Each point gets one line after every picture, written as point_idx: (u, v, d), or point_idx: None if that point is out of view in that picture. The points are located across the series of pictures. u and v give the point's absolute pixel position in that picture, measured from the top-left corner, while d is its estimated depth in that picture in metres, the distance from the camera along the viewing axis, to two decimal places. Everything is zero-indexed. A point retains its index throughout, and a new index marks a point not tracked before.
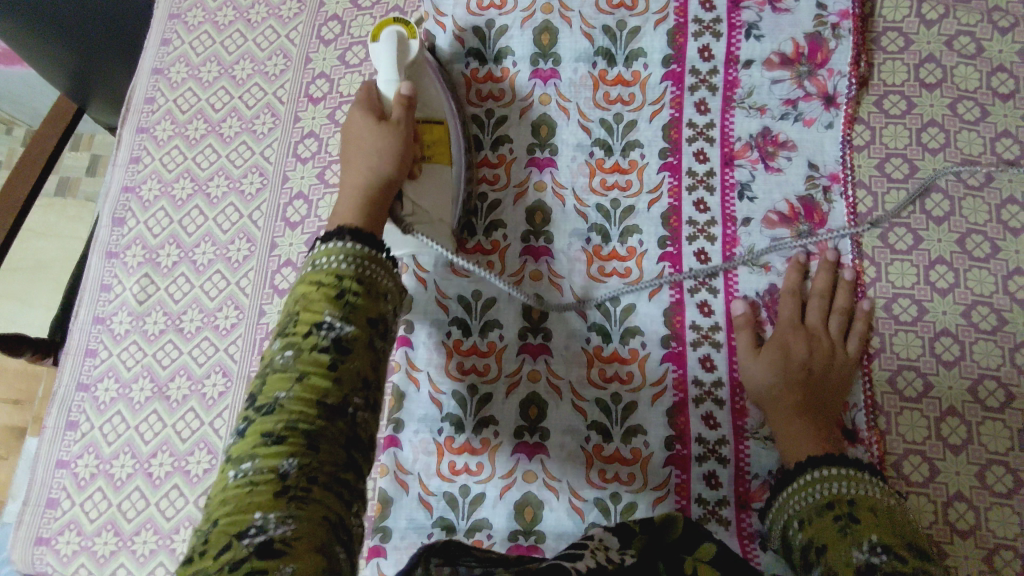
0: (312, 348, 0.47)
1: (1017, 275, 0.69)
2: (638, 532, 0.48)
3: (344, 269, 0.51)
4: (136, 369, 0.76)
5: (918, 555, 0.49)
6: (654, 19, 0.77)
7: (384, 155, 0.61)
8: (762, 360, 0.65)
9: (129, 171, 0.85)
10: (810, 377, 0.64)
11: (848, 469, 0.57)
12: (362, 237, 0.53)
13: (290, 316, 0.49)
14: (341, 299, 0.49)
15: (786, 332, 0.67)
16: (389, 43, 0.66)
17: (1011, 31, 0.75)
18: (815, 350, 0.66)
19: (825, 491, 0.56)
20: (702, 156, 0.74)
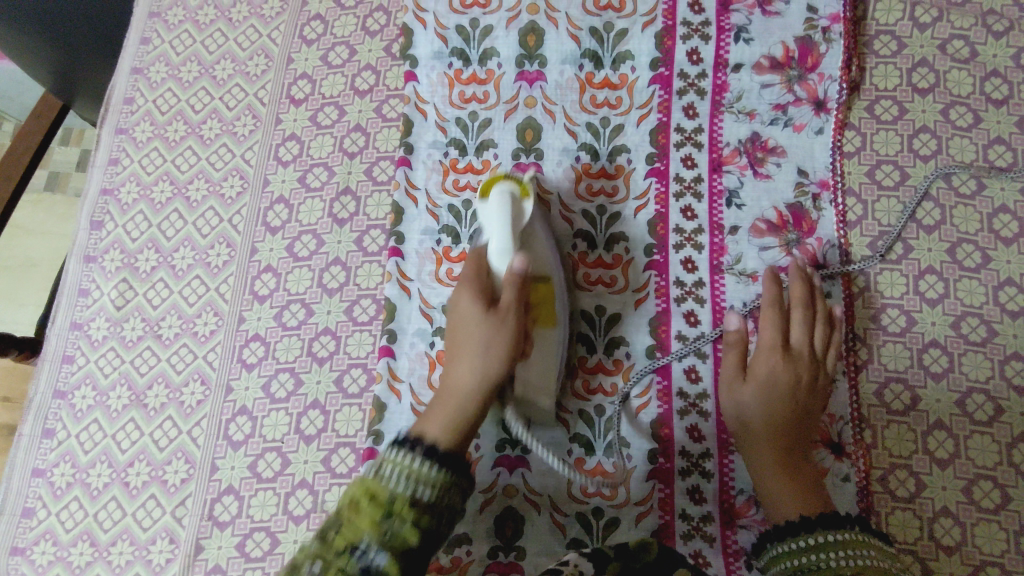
0: (339, 569, 0.46)
1: (1008, 285, 0.67)
2: (612, 559, 0.51)
3: (399, 490, 0.50)
4: (113, 376, 0.75)
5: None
6: (642, 21, 0.76)
7: (490, 351, 0.59)
8: (747, 393, 0.64)
9: (108, 172, 0.83)
10: (791, 410, 0.63)
11: (848, 534, 0.55)
12: (436, 456, 0.52)
13: (332, 522, 0.49)
14: (384, 527, 0.48)
15: (769, 360, 0.65)
16: (504, 205, 0.60)
17: (1005, 35, 0.73)
18: (795, 380, 0.64)
19: (823, 559, 0.54)
20: (690, 161, 0.73)
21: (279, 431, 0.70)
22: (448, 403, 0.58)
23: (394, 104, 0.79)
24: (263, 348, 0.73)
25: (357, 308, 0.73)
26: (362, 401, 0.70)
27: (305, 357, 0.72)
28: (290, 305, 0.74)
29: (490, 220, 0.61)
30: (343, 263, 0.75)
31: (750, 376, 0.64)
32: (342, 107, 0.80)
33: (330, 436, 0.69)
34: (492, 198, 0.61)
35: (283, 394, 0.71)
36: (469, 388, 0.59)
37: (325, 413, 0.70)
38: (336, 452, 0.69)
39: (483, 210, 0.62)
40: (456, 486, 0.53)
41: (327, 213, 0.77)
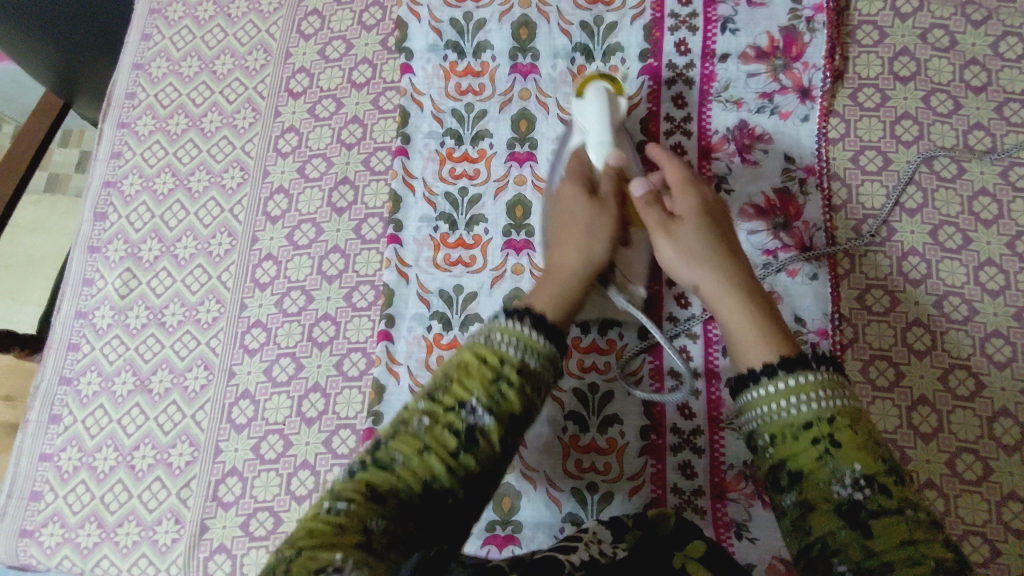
0: (447, 425, 0.48)
1: (988, 266, 0.70)
2: (631, 527, 0.47)
3: (510, 354, 0.52)
4: (118, 362, 0.77)
5: (897, 483, 0.45)
6: (631, 14, 0.78)
7: (594, 234, 0.62)
8: (685, 237, 0.61)
9: (111, 165, 0.85)
10: (727, 242, 0.61)
11: (823, 373, 0.49)
12: (545, 328, 0.55)
13: (440, 380, 0.51)
14: (495, 387, 0.50)
15: (690, 196, 0.63)
16: (604, 100, 0.64)
17: (983, 24, 0.76)
18: (716, 212, 0.63)
19: (801, 403, 0.48)
20: (679, 149, 0.75)
21: (281, 414, 0.72)
22: (555, 280, 0.61)
23: (391, 96, 0.81)
24: (265, 333, 0.75)
25: (356, 294, 0.75)
26: (361, 383, 0.72)
27: (305, 342, 0.74)
28: (291, 292, 0.76)
29: (588, 113, 0.65)
30: (342, 251, 0.77)
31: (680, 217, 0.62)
32: (340, 99, 0.82)
33: (331, 418, 0.71)
34: (590, 94, 0.65)
35: (284, 378, 0.73)
36: (574, 267, 0.61)
37: (326, 395, 0.72)
38: (337, 434, 0.71)
39: (581, 107, 0.66)
40: (558, 360, 0.55)
41: (326, 203, 0.78)
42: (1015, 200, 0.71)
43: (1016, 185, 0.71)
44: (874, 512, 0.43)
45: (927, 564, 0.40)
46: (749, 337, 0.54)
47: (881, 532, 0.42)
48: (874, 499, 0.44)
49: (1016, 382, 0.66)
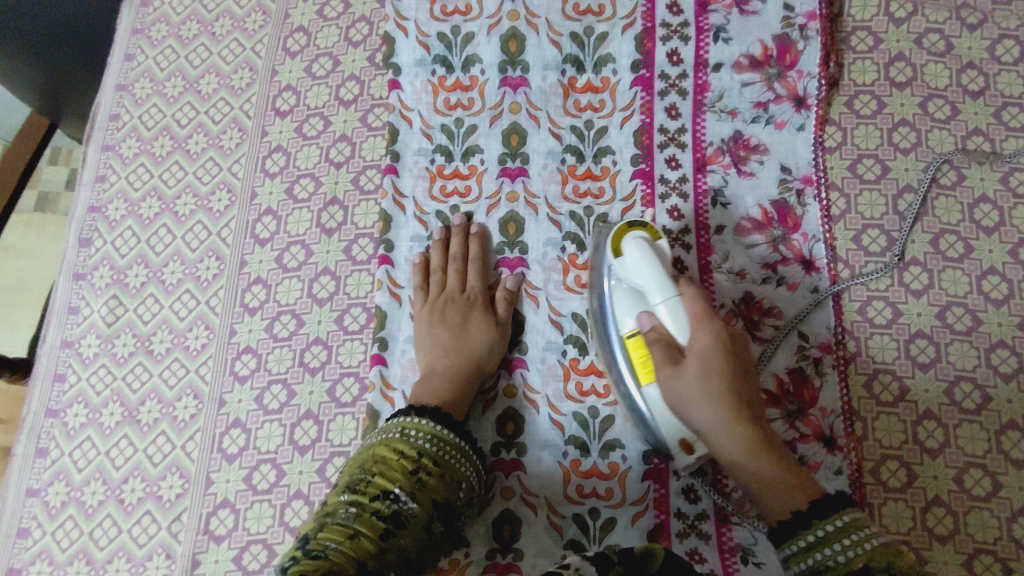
0: (374, 512, 0.51)
1: (990, 275, 0.68)
2: (616, 563, 0.45)
3: (426, 447, 0.58)
4: (105, 393, 0.75)
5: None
6: (622, 24, 0.77)
7: (493, 351, 0.69)
8: (694, 386, 0.56)
9: (95, 190, 0.83)
10: (739, 379, 0.57)
11: (846, 517, 0.51)
12: (450, 421, 0.61)
13: (361, 474, 0.54)
14: (415, 476, 0.55)
15: (705, 337, 0.57)
16: (645, 261, 0.59)
17: (979, 28, 0.75)
18: (731, 347, 0.57)
19: (835, 555, 0.50)
20: (674, 162, 0.73)
21: (273, 442, 0.70)
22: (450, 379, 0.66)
23: (379, 113, 0.80)
24: (255, 359, 0.73)
25: (347, 317, 0.73)
26: (355, 410, 0.70)
27: (297, 368, 0.72)
28: (281, 316, 0.74)
29: (631, 271, 0.60)
30: (333, 273, 0.75)
31: (690, 363, 0.57)
32: (328, 118, 0.80)
33: (325, 446, 0.69)
34: (627, 252, 0.60)
35: (276, 405, 0.71)
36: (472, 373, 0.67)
37: (319, 422, 0.70)
38: (331, 462, 0.69)
39: (620, 267, 0.61)
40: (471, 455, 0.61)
41: (316, 224, 0.77)
42: (1016, 206, 0.70)
43: (1017, 191, 0.70)
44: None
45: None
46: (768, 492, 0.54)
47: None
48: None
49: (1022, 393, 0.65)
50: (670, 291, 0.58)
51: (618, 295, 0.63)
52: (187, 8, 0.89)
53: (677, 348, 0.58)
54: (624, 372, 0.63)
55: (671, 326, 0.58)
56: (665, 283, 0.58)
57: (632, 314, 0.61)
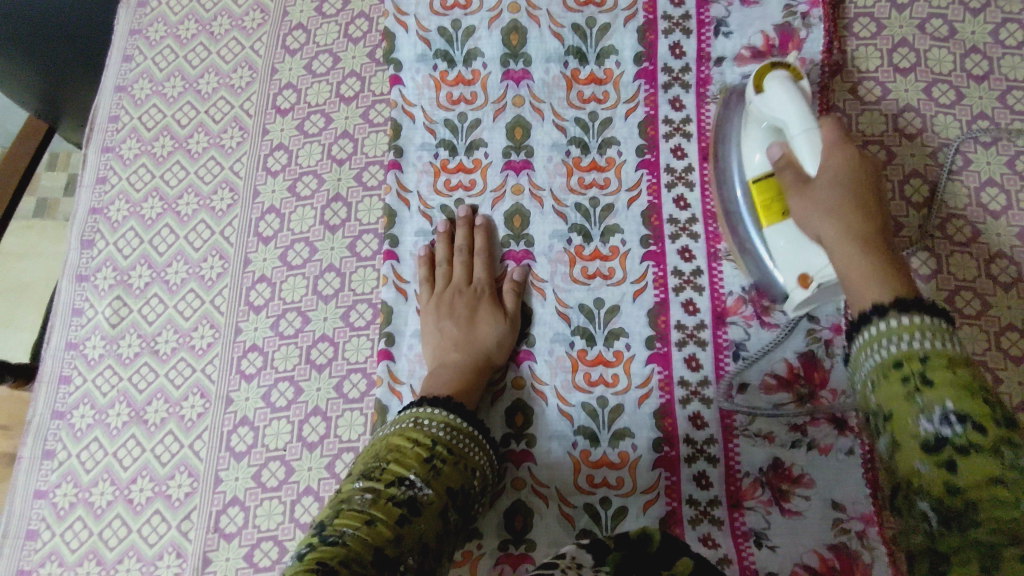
0: (390, 498, 0.51)
1: (999, 258, 0.68)
2: (613, 549, 0.43)
3: (439, 436, 0.58)
4: (111, 394, 0.75)
5: (1004, 423, 0.39)
6: (624, 16, 0.76)
7: (502, 348, 0.69)
8: (824, 190, 0.57)
9: (96, 192, 0.83)
10: (863, 199, 0.57)
11: (935, 322, 0.44)
12: (461, 410, 0.61)
13: (375, 464, 0.54)
14: (430, 463, 0.55)
15: (839, 152, 0.58)
16: (785, 90, 0.61)
17: (982, 12, 0.74)
18: (861, 173, 0.58)
19: (902, 343, 0.44)
20: (680, 152, 0.73)
21: (282, 440, 0.70)
22: (459, 375, 0.66)
23: (380, 109, 0.79)
24: (261, 358, 0.73)
25: (353, 313, 0.73)
26: (363, 405, 0.70)
27: (304, 365, 0.72)
28: (287, 313, 0.74)
29: (767, 101, 0.62)
30: (338, 269, 0.75)
31: (821, 173, 0.57)
32: (329, 114, 0.80)
33: (333, 442, 0.69)
34: (767, 87, 0.62)
35: (283, 403, 0.71)
36: (480, 369, 0.67)
37: (327, 419, 0.70)
38: (340, 458, 0.69)
39: (759, 103, 0.63)
40: (485, 444, 0.61)
41: (319, 221, 0.76)
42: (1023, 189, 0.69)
43: None
44: (962, 449, 0.38)
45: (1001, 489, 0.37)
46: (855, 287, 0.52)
47: (969, 472, 0.38)
48: (965, 439, 0.39)
49: None
50: (807, 118, 0.60)
51: (747, 139, 0.65)
52: (184, 8, 0.88)
53: (808, 165, 0.59)
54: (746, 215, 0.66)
55: (801, 151, 0.59)
56: (802, 111, 0.60)
57: (761, 148, 0.63)
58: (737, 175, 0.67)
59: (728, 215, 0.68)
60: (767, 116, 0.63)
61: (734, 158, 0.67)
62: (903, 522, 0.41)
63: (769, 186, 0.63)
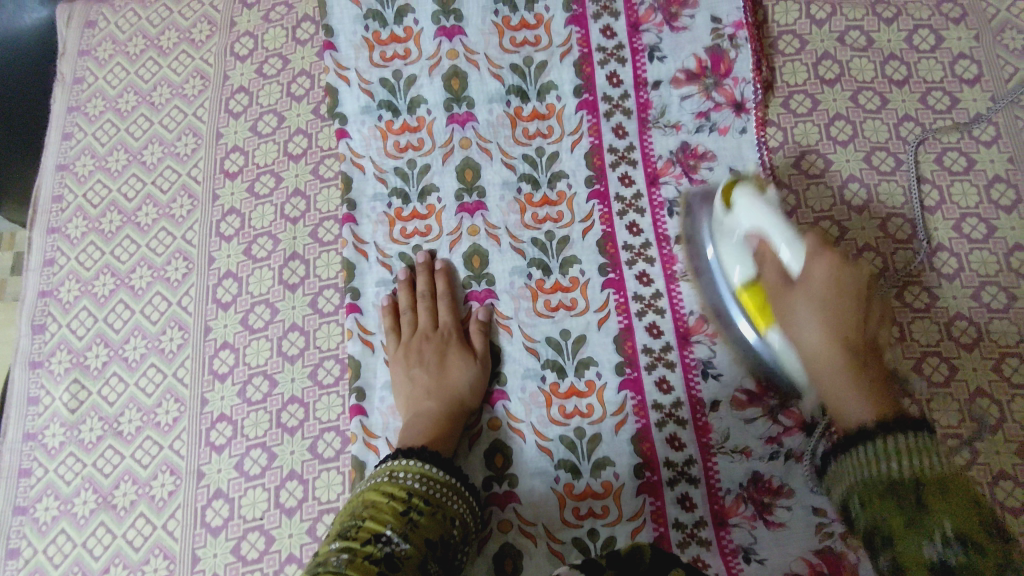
0: (367, 556, 0.50)
1: (940, 251, 0.71)
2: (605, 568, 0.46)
3: (415, 488, 0.57)
4: (76, 482, 0.72)
5: (997, 542, 0.41)
6: (559, 52, 0.78)
7: (476, 391, 0.68)
8: (797, 306, 0.56)
9: (44, 274, 0.81)
10: (852, 303, 0.54)
11: (914, 438, 0.46)
12: (438, 460, 0.60)
13: (350, 524, 0.53)
14: (406, 517, 0.54)
15: (820, 262, 0.55)
16: (750, 202, 0.63)
17: (895, 21, 0.79)
18: (852, 276, 0.55)
19: (890, 462, 0.46)
20: (628, 179, 0.75)
21: (259, 509, 0.68)
22: (433, 424, 0.65)
23: (330, 164, 0.80)
24: (231, 427, 0.71)
25: (320, 371, 0.72)
26: (339, 464, 0.69)
27: (275, 430, 0.71)
28: (253, 378, 0.73)
29: (735, 216, 0.64)
30: (301, 328, 0.74)
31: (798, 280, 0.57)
32: (278, 173, 0.80)
33: (312, 505, 0.68)
34: (736, 202, 0.64)
35: (257, 471, 0.69)
36: (454, 416, 0.67)
37: (303, 482, 0.69)
38: (320, 521, 0.67)
39: (729, 219, 0.65)
40: (464, 492, 0.61)
41: (278, 281, 0.76)
42: (954, 183, 0.73)
43: (953, 170, 0.73)
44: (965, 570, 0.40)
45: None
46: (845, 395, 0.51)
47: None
48: (968, 563, 0.40)
49: (985, 361, 0.67)
50: (780, 222, 0.60)
51: (723, 249, 0.66)
52: (122, 81, 0.88)
53: (790, 270, 0.58)
54: (741, 323, 0.65)
55: (786, 260, 0.58)
56: (774, 218, 0.60)
57: (737, 264, 0.64)
58: (726, 287, 0.66)
59: (720, 318, 0.68)
60: (738, 226, 0.63)
61: (716, 262, 0.67)
62: None
63: (756, 289, 0.62)
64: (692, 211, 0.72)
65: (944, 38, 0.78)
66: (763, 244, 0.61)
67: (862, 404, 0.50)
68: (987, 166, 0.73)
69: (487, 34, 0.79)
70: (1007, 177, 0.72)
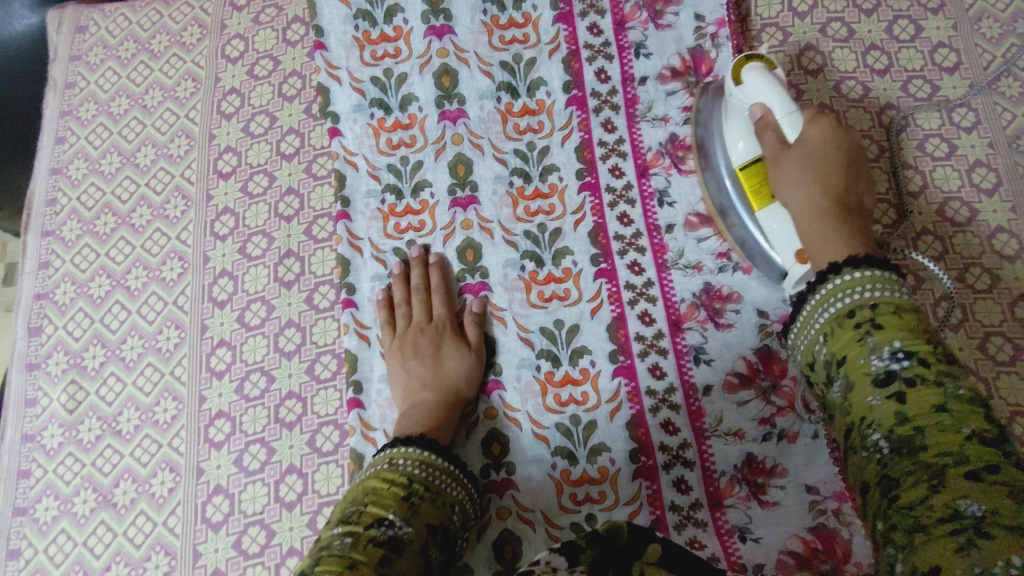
0: (370, 539, 0.51)
1: (924, 235, 0.72)
2: (584, 548, 0.44)
3: (415, 474, 0.58)
4: (75, 482, 0.72)
5: (943, 359, 0.46)
6: (548, 49, 0.80)
7: (472, 382, 0.69)
8: (793, 163, 0.61)
9: (40, 277, 0.81)
10: (838, 167, 0.61)
11: (883, 273, 0.52)
12: (436, 447, 0.61)
13: (352, 509, 0.54)
14: (407, 502, 0.55)
15: (816, 126, 0.61)
16: (760, 74, 0.63)
17: (875, 12, 0.80)
18: (839, 141, 0.61)
19: (856, 295, 0.52)
20: (617, 171, 0.76)
21: (259, 503, 0.69)
22: (431, 415, 0.66)
23: (323, 162, 0.81)
24: (230, 424, 0.72)
25: (317, 366, 0.73)
26: (338, 457, 0.69)
27: (274, 425, 0.71)
28: (250, 375, 0.73)
29: (740, 93, 0.65)
30: (297, 324, 0.75)
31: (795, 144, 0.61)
32: (272, 173, 0.81)
33: (312, 498, 0.68)
34: (744, 78, 0.64)
35: (256, 466, 0.70)
36: (451, 407, 0.67)
37: (303, 475, 0.69)
38: (320, 513, 0.68)
39: (737, 95, 0.66)
40: (463, 479, 0.61)
41: (273, 278, 0.76)
42: (936, 169, 0.74)
43: (935, 156, 0.75)
44: (910, 381, 0.45)
45: (963, 433, 0.42)
46: (823, 242, 0.58)
47: (915, 398, 0.45)
48: (913, 373, 0.46)
49: (971, 341, 0.68)
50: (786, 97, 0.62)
51: (728, 126, 0.67)
52: (114, 85, 0.88)
53: (788, 136, 0.62)
54: (736, 202, 0.69)
55: (785, 130, 0.62)
56: (780, 94, 0.62)
57: (740, 141, 0.66)
58: (725, 165, 0.69)
59: (725, 212, 0.71)
60: (743, 101, 0.65)
61: (720, 146, 0.70)
62: (857, 455, 0.47)
63: (756, 169, 0.65)
64: (704, 102, 0.74)
65: (923, 28, 0.79)
66: (766, 116, 0.63)
67: (840, 243, 0.56)
68: (968, 151, 0.75)
69: (476, 33, 0.80)
70: (988, 161, 0.74)
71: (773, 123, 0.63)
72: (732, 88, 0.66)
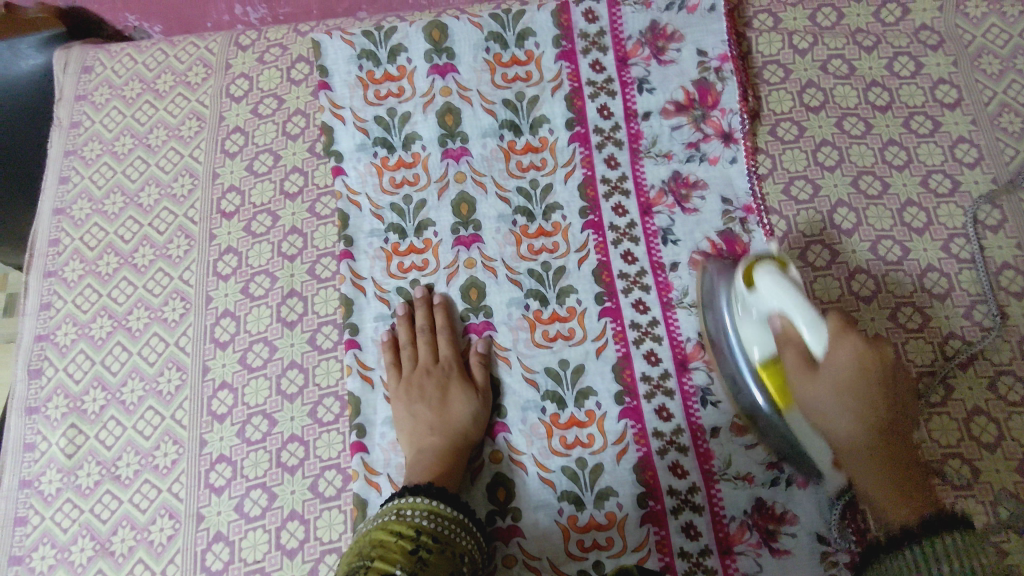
0: None
1: (930, 272, 0.72)
2: None
3: (422, 525, 0.57)
4: (73, 529, 0.71)
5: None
6: (550, 87, 0.80)
7: (479, 424, 0.68)
8: (821, 394, 0.56)
9: (41, 318, 0.81)
10: (874, 388, 0.55)
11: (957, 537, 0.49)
12: (444, 495, 0.60)
13: (359, 564, 0.52)
14: (415, 556, 0.54)
15: (844, 348, 0.54)
16: (774, 281, 0.57)
17: (874, 49, 0.81)
18: (872, 361, 0.54)
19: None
20: (621, 209, 0.76)
21: (260, 551, 0.67)
22: (437, 462, 0.65)
23: (326, 201, 0.80)
24: (231, 468, 0.71)
25: (320, 409, 0.72)
26: (341, 502, 0.68)
27: (275, 469, 0.70)
28: (252, 419, 0.72)
29: (761, 297, 0.59)
30: (300, 365, 0.74)
31: (822, 366, 0.55)
32: (275, 212, 0.81)
33: (314, 546, 0.67)
34: (759, 282, 0.59)
35: (257, 512, 0.69)
36: (457, 451, 0.67)
37: (304, 522, 0.68)
38: (322, 561, 0.66)
39: (753, 299, 0.60)
40: (472, 527, 0.60)
41: (276, 318, 0.76)
42: (940, 205, 0.74)
43: (938, 193, 0.75)
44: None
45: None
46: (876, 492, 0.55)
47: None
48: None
49: (980, 379, 0.68)
50: (807, 306, 0.56)
51: (743, 322, 0.63)
52: (118, 124, 0.89)
53: (814, 354, 0.56)
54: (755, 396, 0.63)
55: (807, 342, 0.56)
56: (801, 302, 0.56)
57: (757, 343, 0.62)
58: (739, 354, 0.64)
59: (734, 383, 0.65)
60: (761, 306, 0.59)
61: (731, 326, 0.65)
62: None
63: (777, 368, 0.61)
64: (709, 279, 0.70)
65: (924, 65, 0.80)
66: (786, 325, 0.58)
67: (879, 488, 0.55)
68: (971, 187, 0.74)
69: (479, 71, 0.81)
70: (992, 198, 0.74)
71: (798, 339, 0.57)
72: (747, 288, 0.61)
